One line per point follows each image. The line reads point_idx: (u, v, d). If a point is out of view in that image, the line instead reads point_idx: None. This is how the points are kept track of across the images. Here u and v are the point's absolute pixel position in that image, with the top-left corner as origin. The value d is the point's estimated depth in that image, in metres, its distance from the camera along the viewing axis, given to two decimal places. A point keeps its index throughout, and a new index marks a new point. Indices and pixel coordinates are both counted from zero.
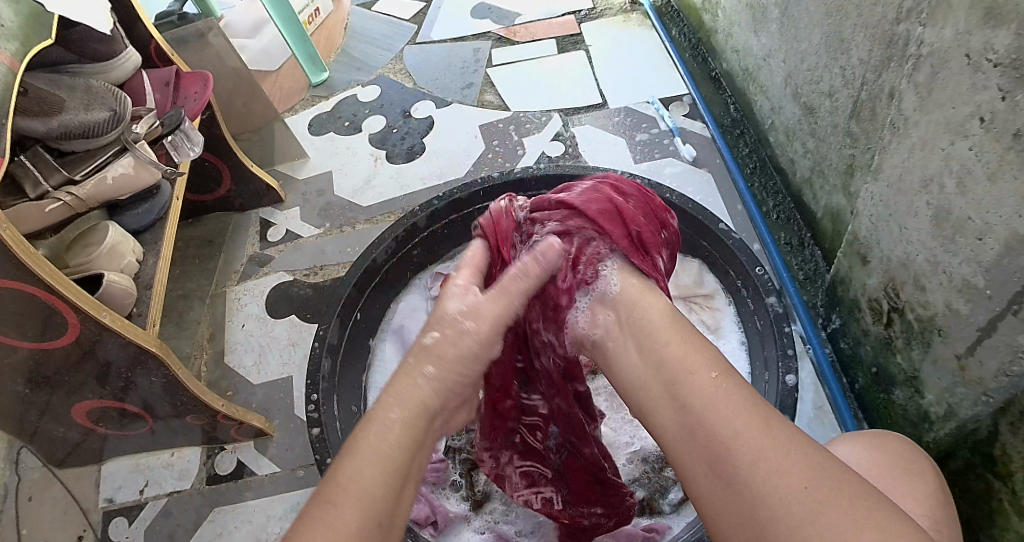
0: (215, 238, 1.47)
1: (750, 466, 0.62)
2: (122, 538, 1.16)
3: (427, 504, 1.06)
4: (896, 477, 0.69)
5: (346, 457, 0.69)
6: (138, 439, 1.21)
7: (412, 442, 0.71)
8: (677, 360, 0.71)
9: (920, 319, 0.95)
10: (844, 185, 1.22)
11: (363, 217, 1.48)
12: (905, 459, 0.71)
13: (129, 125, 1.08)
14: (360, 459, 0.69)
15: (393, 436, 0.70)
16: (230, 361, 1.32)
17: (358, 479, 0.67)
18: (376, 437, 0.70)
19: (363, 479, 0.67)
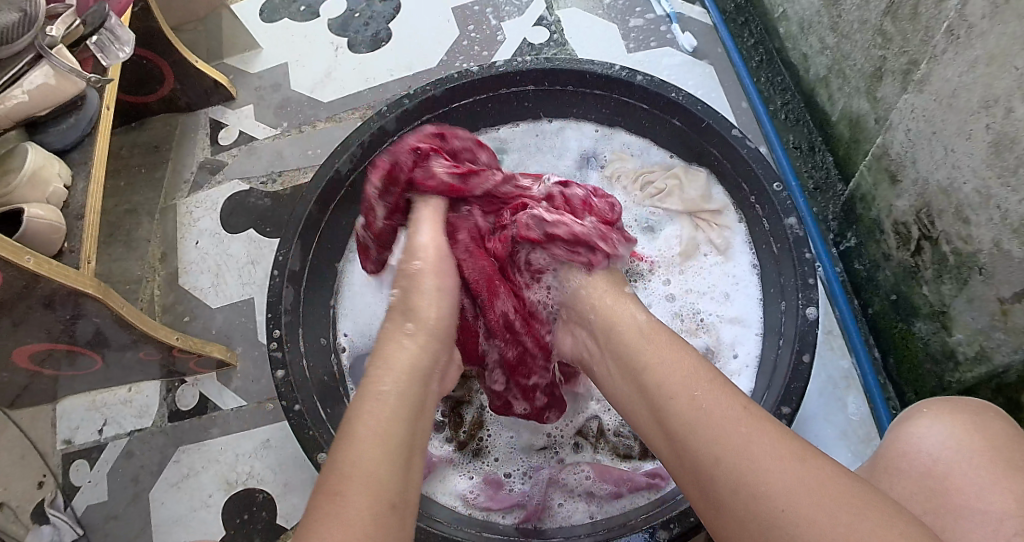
0: (162, 143, 1.29)
1: (739, 473, 0.58)
2: (87, 482, 1.10)
3: None
4: (992, 468, 0.63)
5: (346, 448, 0.61)
6: (88, 377, 1.11)
7: (404, 424, 0.64)
8: (655, 386, 0.67)
9: (958, 253, 0.86)
10: (867, 89, 0.99)
11: (323, 114, 1.28)
12: (1010, 447, 0.63)
13: (42, 25, 0.94)
14: (359, 450, 0.61)
15: (385, 409, 0.64)
16: (185, 283, 1.19)
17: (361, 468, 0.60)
18: (371, 415, 0.64)
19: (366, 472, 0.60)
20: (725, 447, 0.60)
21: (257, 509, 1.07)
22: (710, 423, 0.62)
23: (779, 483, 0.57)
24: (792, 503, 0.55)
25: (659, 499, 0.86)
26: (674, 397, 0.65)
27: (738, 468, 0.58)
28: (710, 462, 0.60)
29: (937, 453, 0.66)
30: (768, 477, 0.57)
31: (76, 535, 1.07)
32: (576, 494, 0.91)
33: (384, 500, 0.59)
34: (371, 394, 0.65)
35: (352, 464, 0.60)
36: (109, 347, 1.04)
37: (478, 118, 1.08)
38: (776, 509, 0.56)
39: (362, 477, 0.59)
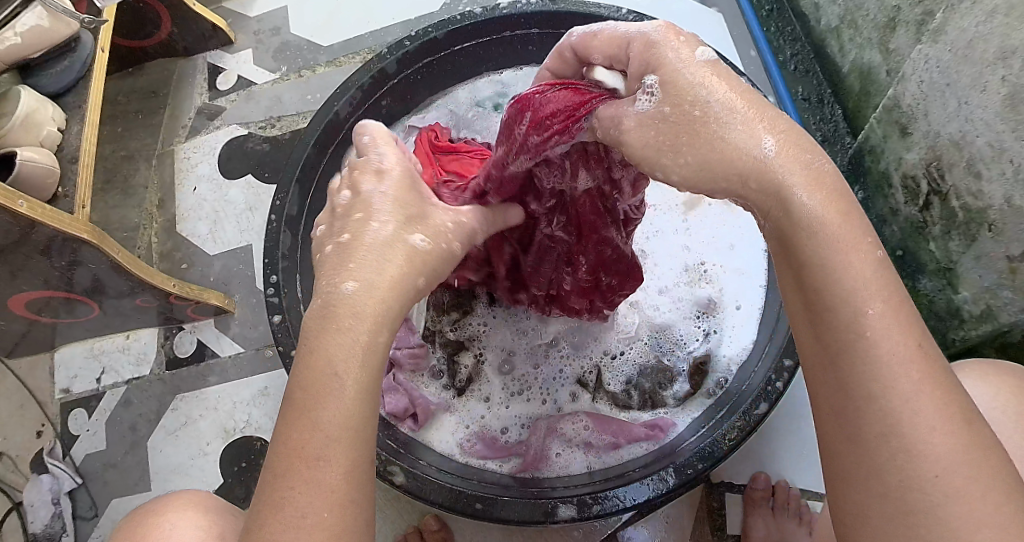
0: (159, 89, 1.26)
1: (890, 418, 0.48)
2: (85, 431, 1.10)
3: (404, 396, 0.93)
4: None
5: (318, 398, 0.52)
6: (87, 325, 1.10)
7: (376, 368, 0.54)
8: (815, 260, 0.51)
9: (967, 209, 0.84)
10: (880, 39, 0.96)
11: (323, 59, 1.25)
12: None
13: None
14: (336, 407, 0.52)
15: (359, 358, 0.53)
16: (183, 230, 1.17)
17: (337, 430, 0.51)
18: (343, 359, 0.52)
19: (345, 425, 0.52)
20: (880, 379, 0.49)
21: (254, 456, 1.07)
22: (887, 366, 0.49)
23: (929, 438, 0.48)
24: (937, 472, 0.47)
25: (658, 451, 0.87)
26: (850, 290, 0.50)
27: (904, 434, 0.48)
28: (863, 398, 0.49)
29: (985, 411, 0.64)
30: (935, 444, 0.48)
31: (76, 483, 1.08)
32: (574, 443, 0.92)
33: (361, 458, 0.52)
34: (336, 329, 0.53)
35: (326, 414, 0.51)
36: (106, 295, 1.03)
37: (482, 60, 1.06)
38: (931, 479, 0.47)
39: (342, 436, 0.52)
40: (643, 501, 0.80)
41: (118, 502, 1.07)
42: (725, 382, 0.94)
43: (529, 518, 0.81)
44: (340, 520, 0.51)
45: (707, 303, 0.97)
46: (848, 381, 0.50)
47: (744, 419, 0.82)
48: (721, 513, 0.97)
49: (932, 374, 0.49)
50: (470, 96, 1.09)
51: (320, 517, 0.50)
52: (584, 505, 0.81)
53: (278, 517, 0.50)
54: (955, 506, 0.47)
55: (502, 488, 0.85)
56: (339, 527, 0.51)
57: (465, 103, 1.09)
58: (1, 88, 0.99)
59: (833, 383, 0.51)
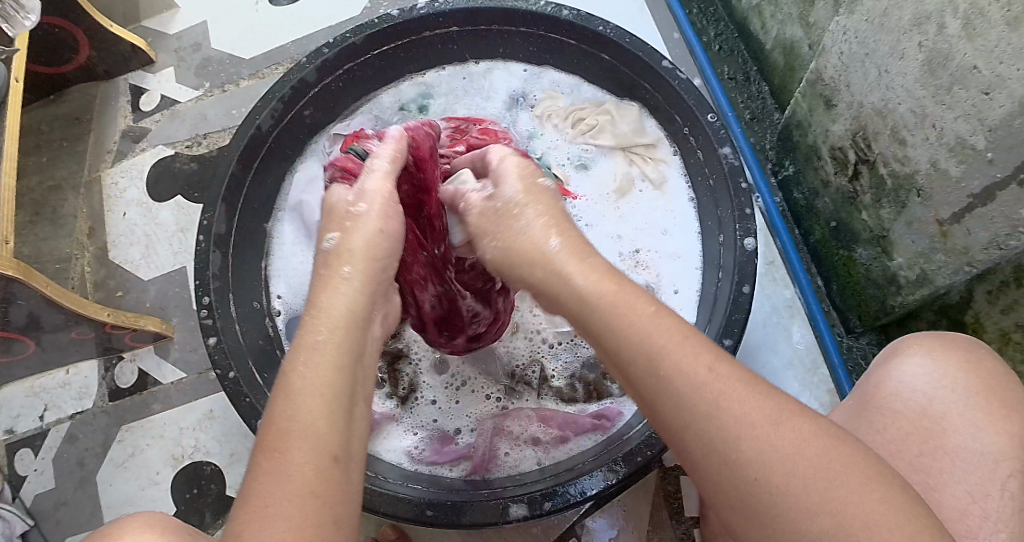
0: (82, 115, 1.22)
1: (724, 451, 0.50)
2: (32, 471, 1.07)
3: None
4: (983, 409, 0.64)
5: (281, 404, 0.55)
6: (25, 363, 1.06)
7: (345, 370, 0.57)
8: (606, 333, 0.55)
9: (895, 175, 0.84)
10: (800, 14, 0.96)
11: (246, 72, 1.22)
12: (1001, 385, 0.65)
13: None
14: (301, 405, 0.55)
15: (327, 358, 0.57)
16: (115, 257, 1.14)
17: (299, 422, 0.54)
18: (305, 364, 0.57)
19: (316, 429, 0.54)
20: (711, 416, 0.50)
21: (205, 481, 1.05)
22: (692, 392, 0.51)
23: (768, 465, 0.49)
24: (788, 492, 0.48)
25: (605, 441, 0.86)
26: (638, 328, 0.53)
27: (726, 450, 0.49)
28: (703, 448, 0.50)
29: (931, 394, 0.66)
30: (752, 449, 0.49)
31: (28, 525, 1.04)
32: (522, 441, 0.91)
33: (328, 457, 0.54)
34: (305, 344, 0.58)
35: (293, 416, 0.54)
36: (41, 330, 1.00)
37: (405, 62, 1.04)
38: (759, 481, 0.48)
39: (314, 417, 0.54)
40: (592, 494, 0.80)
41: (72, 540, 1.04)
42: None
43: (480, 521, 0.79)
44: (323, 486, 0.53)
45: (646, 288, 0.97)
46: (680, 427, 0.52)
47: None
48: (677, 496, 0.97)
49: (758, 404, 0.50)
50: (396, 99, 1.06)
51: (302, 497, 0.52)
52: (535, 503, 0.80)
53: (254, 512, 0.51)
54: (813, 523, 0.47)
55: (451, 493, 0.83)
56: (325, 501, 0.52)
57: (391, 107, 1.06)
58: None
59: (666, 424, 0.52)
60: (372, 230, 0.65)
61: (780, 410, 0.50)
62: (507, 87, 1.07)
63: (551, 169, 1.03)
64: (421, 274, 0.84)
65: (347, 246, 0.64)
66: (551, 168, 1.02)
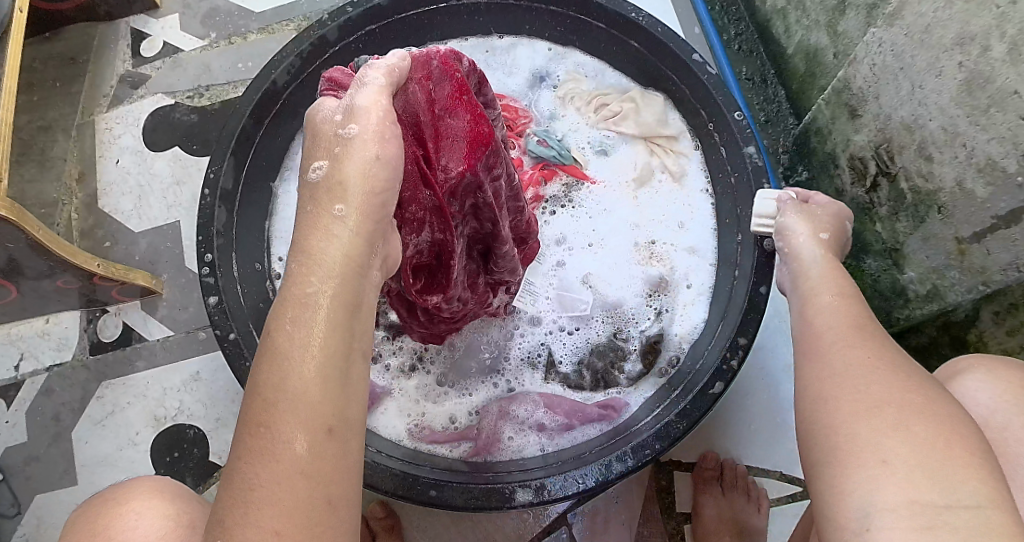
0: (78, 55, 1.16)
1: (836, 405, 0.55)
2: (4, 423, 1.02)
3: None
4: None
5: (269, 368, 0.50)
6: (3, 310, 1.01)
7: (341, 333, 0.51)
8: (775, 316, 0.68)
9: (917, 191, 0.85)
10: (828, 22, 0.96)
11: (255, 26, 1.17)
12: None
13: None
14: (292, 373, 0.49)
15: (315, 320, 0.50)
16: (105, 206, 1.09)
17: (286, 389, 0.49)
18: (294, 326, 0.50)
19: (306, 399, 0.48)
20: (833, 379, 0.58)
21: (188, 445, 1.02)
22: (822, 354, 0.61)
23: (869, 418, 0.52)
24: (879, 439, 0.51)
25: (611, 432, 0.86)
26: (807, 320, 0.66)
27: (828, 389, 0.57)
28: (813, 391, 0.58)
29: (991, 406, 0.62)
30: (853, 387, 0.56)
31: None
32: (527, 426, 0.90)
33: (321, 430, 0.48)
34: (296, 300, 0.51)
35: (280, 385, 0.49)
36: (25, 276, 0.95)
37: (428, 30, 1.01)
38: (849, 408, 0.54)
39: (306, 386, 0.49)
40: (596, 484, 0.79)
41: (43, 498, 1.00)
42: (677, 359, 0.93)
43: (483, 504, 0.79)
44: (315, 464, 0.48)
45: (658, 281, 0.97)
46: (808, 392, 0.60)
47: (700, 398, 0.82)
48: (670, 491, 0.98)
49: (886, 382, 0.55)
50: None
51: (290, 476, 0.47)
52: (541, 489, 0.80)
53: (240, 487, 0.47)
54: (875, 435, 0.51)
55: (455, 473, 0.83)
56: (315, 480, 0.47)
57: None
58: None
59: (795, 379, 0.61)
60: (367, 155, 0.55)
61: (902, 382, 0.55)
62: (530, 65, 1.05)
63: (571, 151, 1.03)
64: (416, 214, 0.68)
65: (338, 177, 0.54)
66: (571, 150, 1.02)
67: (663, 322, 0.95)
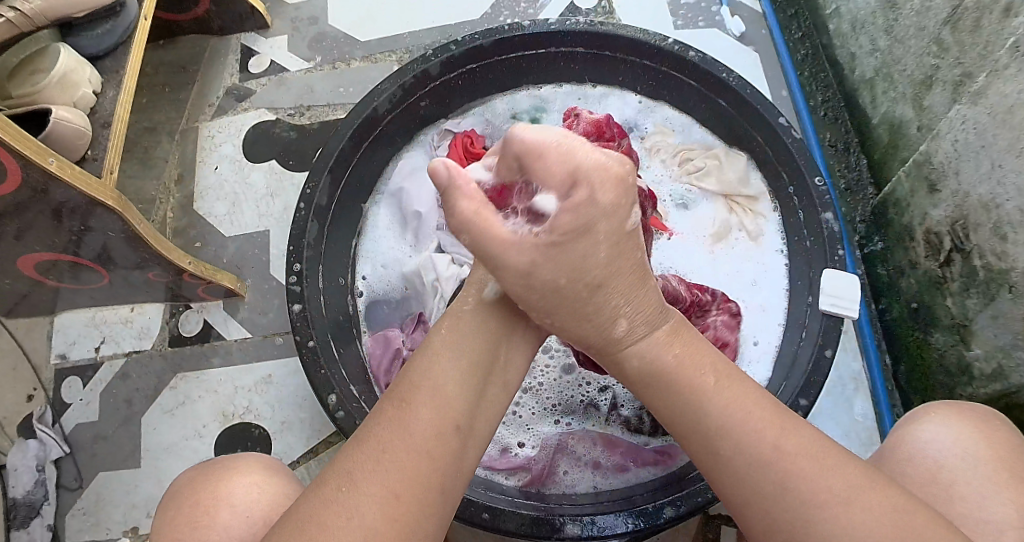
0: (189, 65, 1.25)
1: (784, 486, 0.53)
2: (78, 401, 1.08)
3: None
4: (996, 476, 0.64)
5: (421, 363, 0.58)
6: (93, 293, 1.08)
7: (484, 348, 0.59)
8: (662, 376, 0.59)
9: (989, 268, 0.86)
10: (914, 96, 0.98)
11: (359, 53, 1.25)
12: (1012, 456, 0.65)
13: None
14: (434, 372, 0.57)
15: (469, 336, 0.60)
16: (200, 209, 1.16)
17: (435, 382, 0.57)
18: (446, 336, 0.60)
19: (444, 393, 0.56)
20: (743, 440, 0.55)
21: (252, 443, 1.05)
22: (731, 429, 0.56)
23: (835, 500, 0.52)
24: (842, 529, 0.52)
25: (666, 478, 0.87)
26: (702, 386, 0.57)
27: (750, 476, 0.54)
28: (737, 489, 0.55)
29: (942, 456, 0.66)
30: (771, 481, 0.54)
31: (63, 452, 1.05)
32: (582, 462, 0.92)
33: (429, 449, 0.54)
34: (452, 312, 0.62)
35: (423, 376, 0.57)
36: (117, 264, 1.01)
37: (525, 72, 1.07)
38: (778, 499, 0.53)
39: (443, 390, 0.56)
40: (643, 526, 0.80)
41: (105, 475, 1.05)
42: None
43: (535, 533, 0.80)
44: (416, 467, 0.53)
45: None
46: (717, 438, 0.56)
47: None
48: None
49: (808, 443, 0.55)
50: (509, 107, 1.10)
51: (398, 456, 0.53)
52: (591, 525, 0.81)
53: (362, 449, 0.54)
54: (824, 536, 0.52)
55: (509, 500, 0.84)
56: (407, 474, 0.53)
57: (502, 114, 1.10)
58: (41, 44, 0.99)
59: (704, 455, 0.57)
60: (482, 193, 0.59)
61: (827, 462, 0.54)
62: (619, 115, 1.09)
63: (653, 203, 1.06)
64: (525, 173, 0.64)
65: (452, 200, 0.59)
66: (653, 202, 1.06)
67: None
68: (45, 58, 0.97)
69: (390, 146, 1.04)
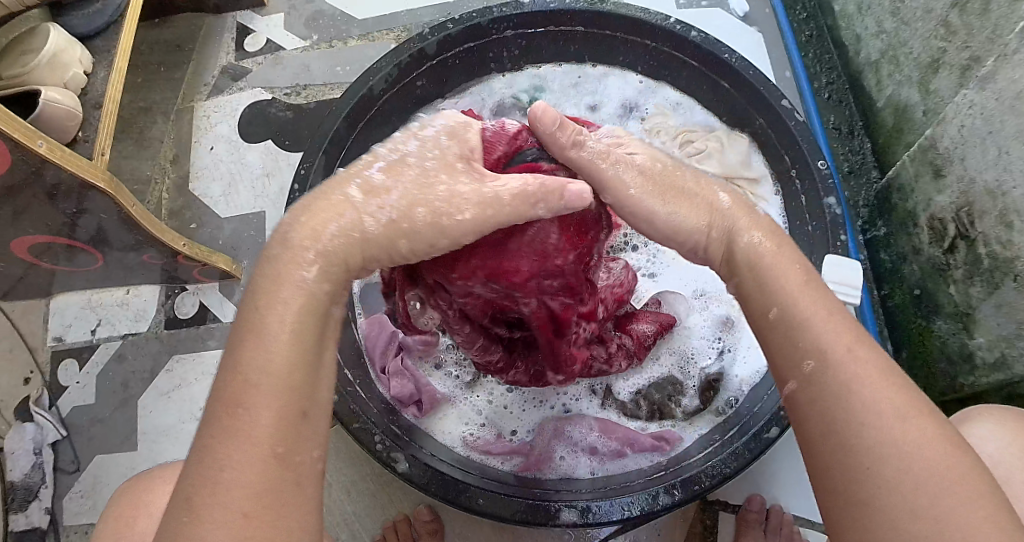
0: (184, 43, 1.23)
1: (873, 457, 0.51)
2: (74, 383, 1.08)
3: (411, 381, 0.93)
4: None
5: (250, 345, 0.53)
6: (89, 275, 1.07)
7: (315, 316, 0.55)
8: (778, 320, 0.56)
9: (994, 256, 0.84)
10: (921, 79, 0.96)
11: (356, 32, 1.22)
12: None
13: None
14: (268, 350, 0.53)
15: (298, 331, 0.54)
16: (196, 190, 1.15)
17: (271, 375, 0.52)
18: (283, 306, 0.54)
19: (277, 374, 0.52)
20: (844, 399, 0.53)
21: None
22: (838, 389, 0.53)
23: (914, 482, 0.50)
24: (903, 517, 0.49)
25: (664, 464, 0.86)
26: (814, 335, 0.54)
27: (847, 434, 0.52)
28: (828, 448, 0.53)
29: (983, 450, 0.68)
30: (871, 442, 0.51)
31: (60, 435, 1.05)
32: (579, 448, 0.91)
33: (267, 451, 0.51)
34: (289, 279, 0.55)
35: (256, 365, 0.52)
36: (111, 247, 1.00)
37: (524, 51, 1.05)
38: (865, 468, 0.51)
39: (270, 384, 0.52)
40: (640, 515, 0.80)
41: (102, 458, 1.05)
42: (736, 401, 0.93)
43: (532, 520, 0.80)
44: (269, 477, 0.50)
45: (724, 320, 0.98)
46: (814, 379, 0.54)
47: (757, 440, 0.82)
48: (713, 532, 0.96)
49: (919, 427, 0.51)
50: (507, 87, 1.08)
51: (245, 465, 0.50)
52: (587, 511, 0.80)
53: (208, 464, 0.50)
54: (904, 515, 0.49)
55: (505, 485, 0.84)
56: (258, 488, 0.50)
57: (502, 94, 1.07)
58: (31, 23, 0.97)
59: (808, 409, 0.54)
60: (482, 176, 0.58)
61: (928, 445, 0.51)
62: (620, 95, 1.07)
63: None
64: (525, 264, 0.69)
65: None
66: None
67: (726, 362, 0.95)
68: (35, 37, 0.95)
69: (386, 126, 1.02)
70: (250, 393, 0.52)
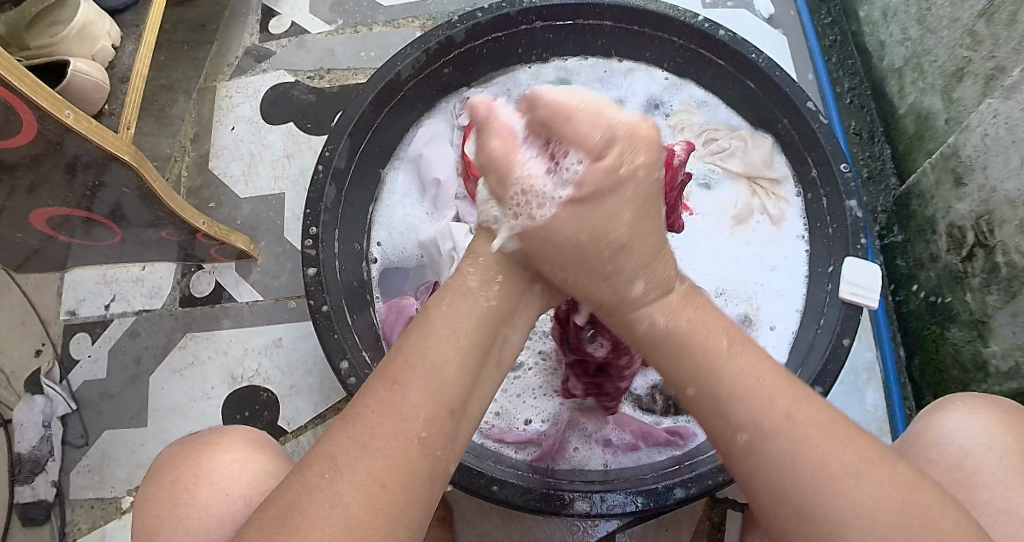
0: (208, 23, 1.23)
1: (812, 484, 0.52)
2: (86, 357, 1.08)
3: None
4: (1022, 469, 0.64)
5: (413, 338, 0.58)
6: (105, 250, 1.07)
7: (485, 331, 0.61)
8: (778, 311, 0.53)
9: (1012, 266, 0.85)
10: (944, 87, 0.96)
11: (382, 18, 1.23)
12: None
13: None
14: (428, 343, 0.58)
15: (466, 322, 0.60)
16: (216, 169, 1.15)
17: (428, 363, 0.56)
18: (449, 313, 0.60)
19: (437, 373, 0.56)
20: (758, 417, 0.54)
21: (259, 407, 1.05)
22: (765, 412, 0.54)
23: (861, 513, 0.51)
24: (861, 517, 0.51)
25: (677, 458, 0.87)
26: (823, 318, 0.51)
27: (777, 457, 0.53)
28: (768, 481, 0.53)
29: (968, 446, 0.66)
30: (815, 469, 0.52)
31: (69, 408, 1.05)
32: (592, 440, 0.92)
33: (413, 436, 0.54)
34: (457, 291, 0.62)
35: (421, 355, 0.57)
36: (130, 222, 1.00)
37: (551, 43, 1.05)
38: (813, 492, 0.52)
39: (425, 371, 0.56)
40: (652, 506, 0.80)
41: (111, 434, 1.05)
42: None
43: (544, 509, 0.80)
44: (403, 452, 0.53)
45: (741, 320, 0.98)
46: (745, 401, 0.55)
47: None
48: (720, 529, 0.97)
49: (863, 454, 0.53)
50: (532, 78, 1.08)
51: (385, 442, 0.53)
52: (599, 501, 0.81)
53: (347, 433, 0.53)
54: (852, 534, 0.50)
55: (518, 474, 0.84)
56: (395, 463, 0.53)
57: (525, 85, 1.08)
58: None
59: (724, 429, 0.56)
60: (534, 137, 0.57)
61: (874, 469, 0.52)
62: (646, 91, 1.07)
63: None
64: None
65: None
66: None
67: None
68: (64, 9, 0.95)
69: (411, 112, 1.03)
70: (407, 375, 0.56)
